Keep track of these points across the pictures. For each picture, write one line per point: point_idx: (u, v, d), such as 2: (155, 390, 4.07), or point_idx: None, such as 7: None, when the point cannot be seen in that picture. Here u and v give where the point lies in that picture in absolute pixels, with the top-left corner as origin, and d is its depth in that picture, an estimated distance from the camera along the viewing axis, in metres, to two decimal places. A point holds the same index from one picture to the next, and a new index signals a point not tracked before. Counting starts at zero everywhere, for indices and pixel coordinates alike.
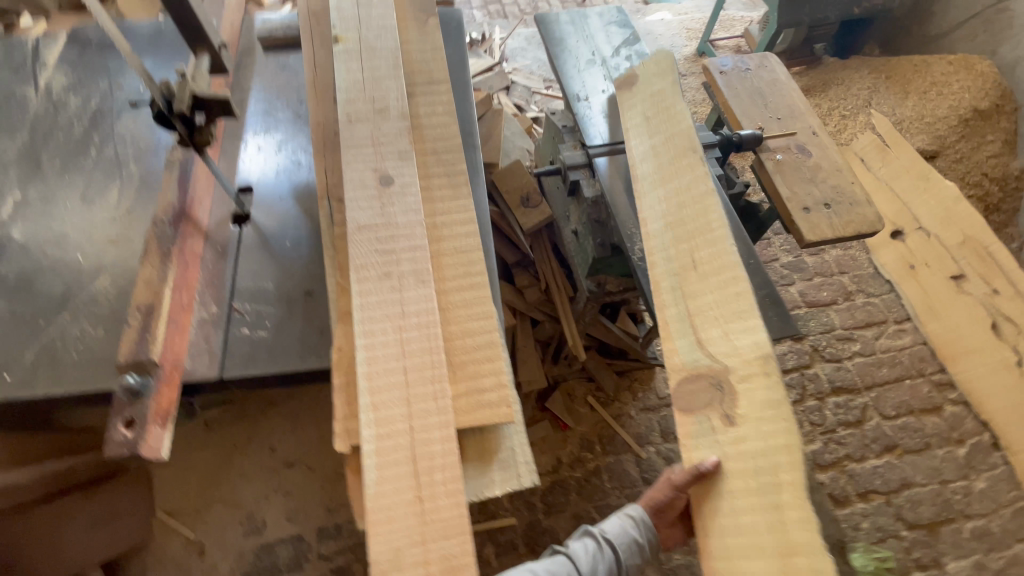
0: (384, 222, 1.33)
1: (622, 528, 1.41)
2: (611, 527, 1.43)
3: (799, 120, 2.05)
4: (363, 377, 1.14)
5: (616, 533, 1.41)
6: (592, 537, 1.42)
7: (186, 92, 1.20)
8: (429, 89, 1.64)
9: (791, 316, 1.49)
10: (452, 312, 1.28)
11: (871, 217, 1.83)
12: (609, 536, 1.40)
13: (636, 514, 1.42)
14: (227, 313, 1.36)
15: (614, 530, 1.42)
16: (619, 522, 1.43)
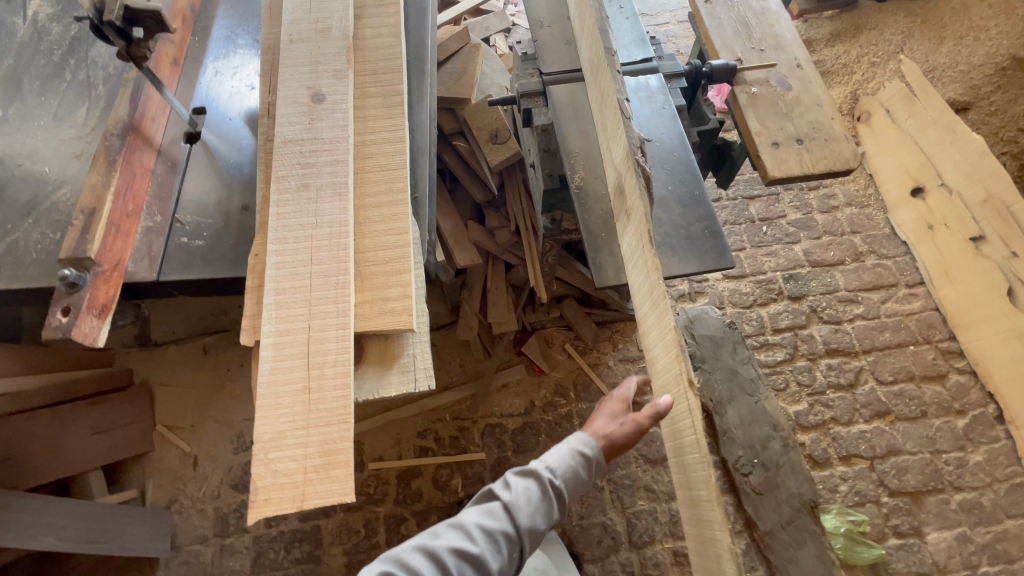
0: (310, 136, 1.38)
1: (563, 460, 1.38)
2: (553, 463, 1.38)
3: (784, 52, 1.91)
4: (271, 279, 1.20)
5: (556, 467, 1.37)
6: (529, 477, 1.35)
7: (116, 2, 1.24)
8: (377, 12, 1.63)
9: (728, 248, 1.44)
10: (368, 225, 1.32)
11: (847, 154, 1.71)
12: (550, 473, 1.36)
13: (582, 444, 1.41)
14: (170, 223, 1.46)
15: (554, 465, 1.37)
16: (563, 455, 1.39)
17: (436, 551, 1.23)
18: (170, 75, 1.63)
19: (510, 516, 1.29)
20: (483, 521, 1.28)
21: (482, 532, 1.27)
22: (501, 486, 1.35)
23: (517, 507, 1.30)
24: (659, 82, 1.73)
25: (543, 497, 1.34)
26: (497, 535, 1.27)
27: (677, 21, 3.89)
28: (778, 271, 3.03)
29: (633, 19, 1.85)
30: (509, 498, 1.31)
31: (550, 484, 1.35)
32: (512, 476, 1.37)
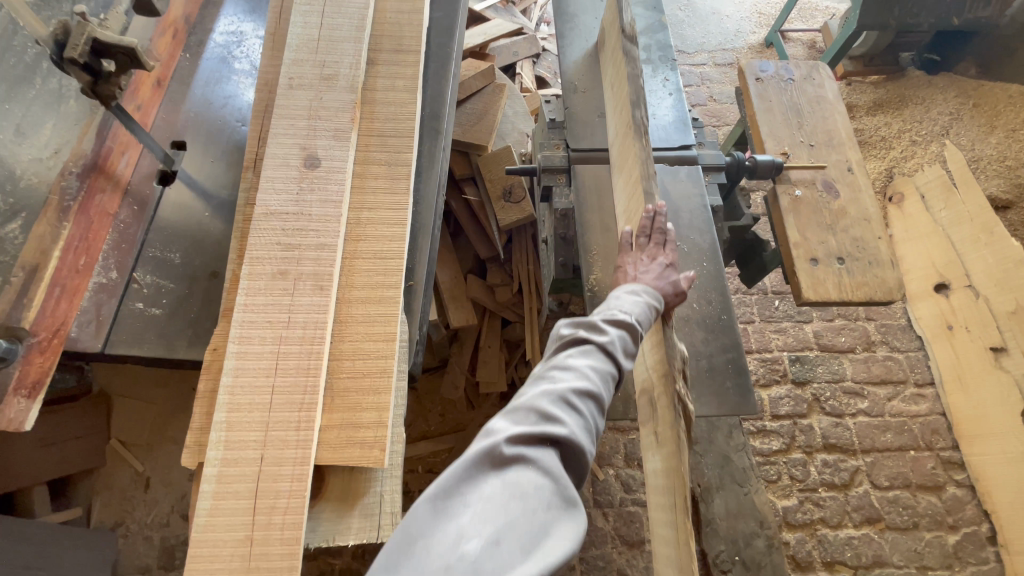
0: (296, 211, 1.19)
1: (644, 307, 1.10)
2: (637, 312, 1.07)
3: (836, 151, 1.74)
4: (224, 391, 1.02)
5: (640, 314, 1.08)
6: (620, 319, 1.04)
7: (81, 34, 1.05)
8: (393, 58, 1.44)
9: (752, 391, 1.28)
10: (348, 326, 1.14)
11: (891, 283, 1.56)
12: (638, 319, 1.06)
13: (654, 294, 1.14)
14: (127, 283, 1.28)
15: (640, 311, 1.08)
16: (640, 302, 1.10)
17: (561, 395, 0.87)
18: (148, 94, 1.43)
19: (614, 358, 0.99)
20: (594, 365, 0.94)
21: (596, 373, 0.94)
22: (590, 327, 1.02)
23: (619, 347, 0.99)
24: (695, 176, 1.56)
25: (636, 342, 1.05)
26: (607, 377, 0.96)
27: (715, 63, 3.69)
28: (785, 350, 2.88)
29: (677, 95, 1.68)
30: (610, 338, 0.99)
31: (639, 330, 1.06)
32: (598, 319, 1.04)
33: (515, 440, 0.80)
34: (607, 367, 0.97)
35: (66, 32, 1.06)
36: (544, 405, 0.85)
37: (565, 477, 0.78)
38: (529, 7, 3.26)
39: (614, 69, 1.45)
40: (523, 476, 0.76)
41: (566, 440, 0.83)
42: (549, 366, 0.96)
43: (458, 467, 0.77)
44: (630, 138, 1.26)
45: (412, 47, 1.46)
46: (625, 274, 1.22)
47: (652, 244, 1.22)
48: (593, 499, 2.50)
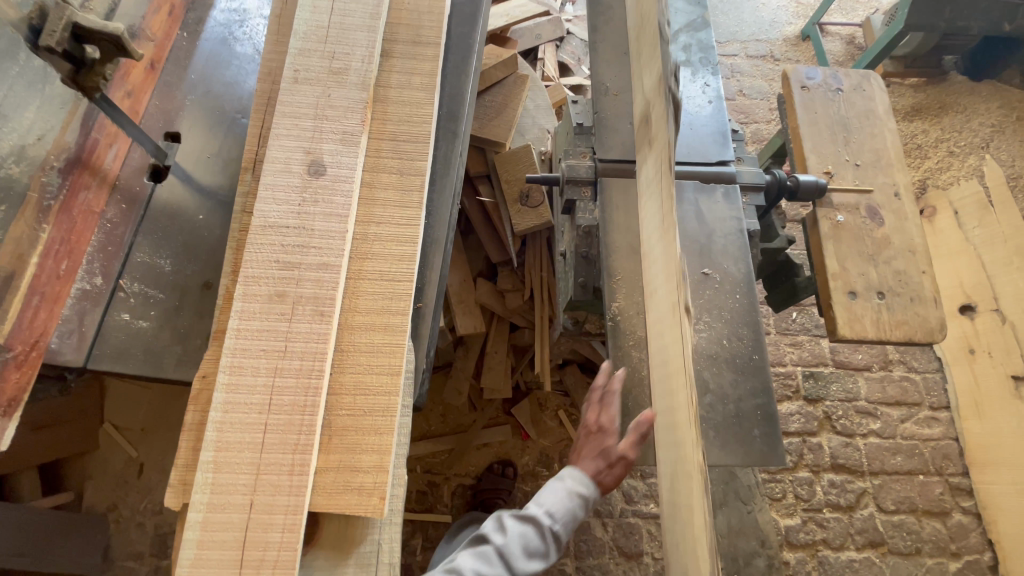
0: (297, 224, 1.08)
1: (565, 501, 1.25)
2: (552, 504, 1.25)
3: (883, 173, 1.61)
4: (212, 428, 0.93)
5: (555, 508, 1.25)
6: (528, 516, 1.24)
7: (59, 19, 0.92)
8: (410, 51, 1.31)
9: (781, 442, 1.19)
10: (350, 356, 1.04)
11: (932, 322, 1.45)
12: (549, 513, 1.24)
13: (581, 480, 1.27)
14: (112, 290, 1.17)
15: (555, 505, 1.25)
16: (561, 497, 1.26)
17: (456, 565, 1.19)
18: (140, 78, 1.30)
19: (510, 564, 1.20)
20: (493, 553, 1.21)
21: (520, 543, 1.22)
22: (522, 520, 1.25)
23: (515, 552, 1.21)
24: (733, 196, 1.43)
25: (540, 539, 1.24)
26: (528, 553, 1.23)
27: (746, 55, 3.50)
28: (798, 365, 2.79)
29: (716, 104, 1.54)
30: (513, 538, 1.22)
31: (547, 526, 1.25)
32: (512, 515, 1.26)
33: None
34: (533, 533, 1.23)
35: (42, 13, 0.94)
36: None
37: None
38: None
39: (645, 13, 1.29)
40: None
41: None
42: (451, 561, 1.22)
43: None
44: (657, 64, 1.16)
45: (430, 40, 1.33)
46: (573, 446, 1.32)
47: (594, 404, 1.26)
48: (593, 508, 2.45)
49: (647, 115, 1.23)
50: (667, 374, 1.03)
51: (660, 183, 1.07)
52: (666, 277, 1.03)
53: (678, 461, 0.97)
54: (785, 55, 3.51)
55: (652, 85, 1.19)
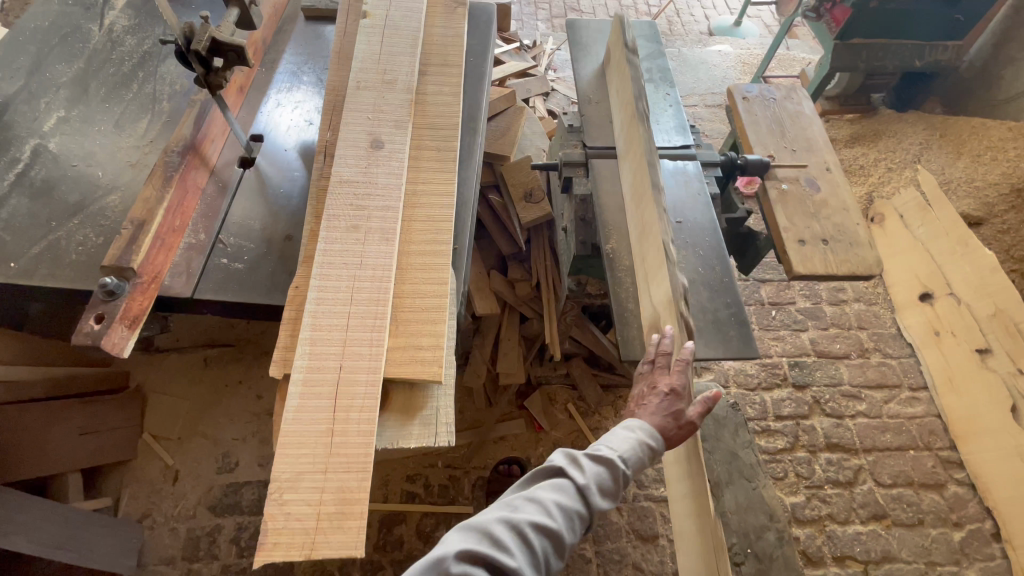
0: (365, 180, 1.42)
1: (634, 445, 1.24)
2: (617, 445, 1.24)
3: (816, 154, 2.01)
4: (308, 314, 1.21)
5: (625, 450, 1.23)
6: (600, 456, 1.21)
7: (205, 34, 1.31)
8: (440, 70, 1.74)
9: (753, 339, 1.47)
10: (409, 271, 1.35)
11: (870, 260, 1.77)
12: (621, 456, 1.22)
13: (649, 431, 1.26)
14: (212, 243, 1.48)
15: (626, 448, 1.23)
16: (629, 440, 1.24)
17: (518, 524, 1.08)
18: (233, 98, 1.73)
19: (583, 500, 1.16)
20: (557, 502, 1.13)
21: (560, 510, 1.12)
22: (571, 464, 1.19)
23: (592, 489, 1.16)
24: (695, 168, 1.82)
25: (613, 480, 1.21)
26: (572, 515, 1.13)
27: (704, 105, 4.10)
28: (784, 356, 3.07)
29: (677, 107, 1.97)
30: (587, 481, 1.16)
31: (622, 467, 1.21)
32: (581, 454, 1.22)
33: (463, 558, 1.01)
34: (601, 474, 1.19)
35: (190, 34, 1.33)
36: (498, 529, 1.06)
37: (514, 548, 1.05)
38: (541, 54, 3.82)
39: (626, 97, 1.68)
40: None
41: (511, 568, 1.02)
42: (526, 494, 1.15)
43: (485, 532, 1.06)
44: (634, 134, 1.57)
45: (455, 62, 1.77)
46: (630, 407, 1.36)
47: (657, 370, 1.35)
48: None
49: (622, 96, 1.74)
50: (655, 268, 1.41)
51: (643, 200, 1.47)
52: (647, 222, 1.45)
53: (656, 265, 1.40)
54: None
55: (631, 147, 1.60)
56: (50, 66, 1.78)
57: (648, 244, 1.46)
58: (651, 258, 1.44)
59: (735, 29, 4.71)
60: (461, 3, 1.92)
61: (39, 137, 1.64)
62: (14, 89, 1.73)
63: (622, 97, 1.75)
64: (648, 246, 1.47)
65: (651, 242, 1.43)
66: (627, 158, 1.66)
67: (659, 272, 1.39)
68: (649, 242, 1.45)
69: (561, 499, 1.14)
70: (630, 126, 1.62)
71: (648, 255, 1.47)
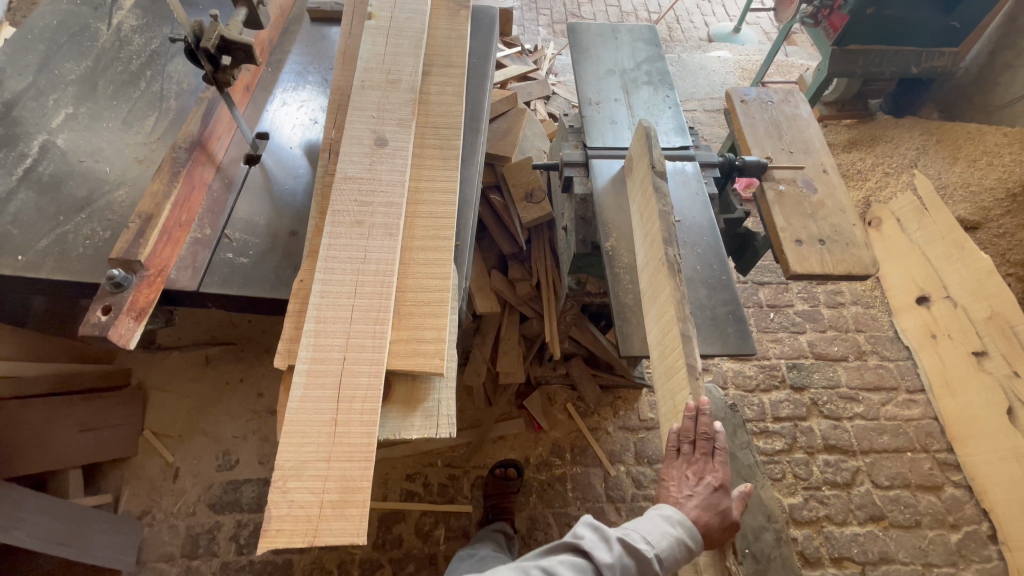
0: (369, 176, 1.45)
1: (668, 543, 1.33)
2: (649, 536, 1.35)
3: (812, 157, 2.04)
4: (313, 305, 1.23)
5: (659, 546, 1.33)
6: (632, 547, 1.32)
7: (214, 32, 1.34)
8: (443, 71, 1.77)
9: (751, 336, 1.49)
10: (411, 265, 1.37)
11: (866, 260, 1.80)
12: (655, 553, 1.31)
13: (687, 528, 1.34)
14: (218, 238, 1.50)
15: (661, 546, 1.32)
16: (661, 533, 1.34)
17: None
18: (240, 96, 1.76)
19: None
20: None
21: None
22: (600, 544, 1.34)
23: (614, 574, 1.29)
24: (694, 169, 1.85)
25: (640, 571, 1.32)
26: None
27: (703, 110, 4.14)
28: (782, 358, 3.09)
29: (676, 109, 1.99)
30: (609, 561, 1.30)
31: (651, 563, 1.31)
32: (613, 535, 1.35)
33: None
34: (625, 562, 1.31)
35: (199, 32, 1.36)
36: None
37: None
38: (542, 59, 3.86)
39: (644, 193, 1.55)
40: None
41: None
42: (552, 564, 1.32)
43: None
44: (655, 248, 1.46)
45: (458, 63, 1.80)
46: (671, 492, 1.41)
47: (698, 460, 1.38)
48: (606, 494, 2.57)
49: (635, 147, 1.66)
50: (669, 381, 1.40)
51: (661, 318, 1.42)
52: (663, 339, 1.42)
53: (673, 383, 1.38)
54: None
55: (649, 253, 1.50)
56: (59, 64, 1.81)
57: (664, 353, 1.42)
58: (664, 367, 1.42)
59: (733, 36, 4.76)
60: (463, 6, 1.95)
61: (48, 134, 1.66)
62: (23, 86, 1.76)
63: (638, 187, 1.61)
64: (661, 352, 1.43)
65: (668, 358, 1.39)
66: (641, 254, 1.56)
67: (674, 385, 1.37)
68: (664, 352, 1.42)
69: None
70: (641, 165, 1.60)
71: (660, 361, 1.45)
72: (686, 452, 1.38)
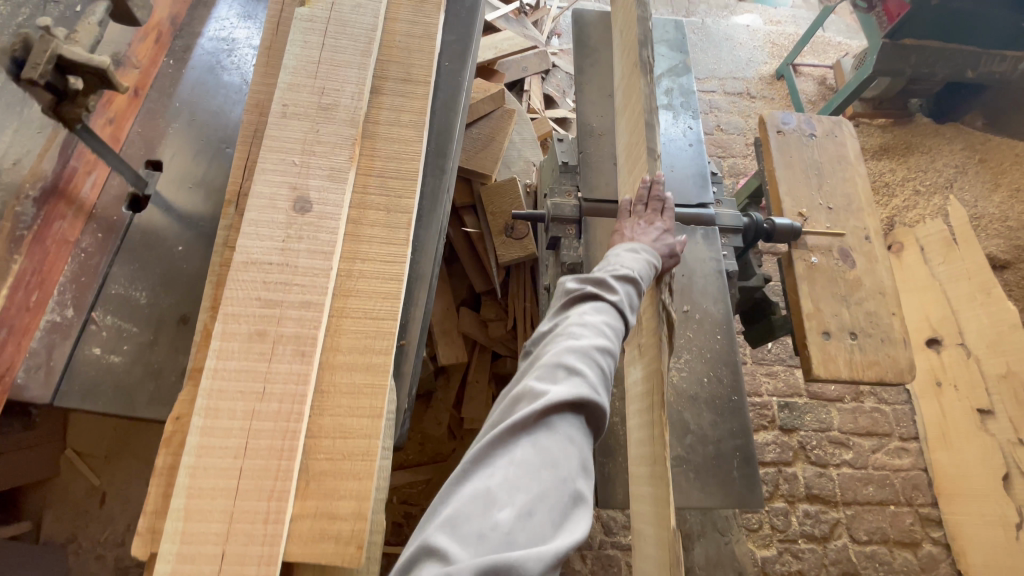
0: (280, 262, 1.06)
1: (645, 264, 1.11)
2: (633, 267, 1.08)
3: (854, 216, 1.67)
4: (184, 472, 0.91)
5: (641, 270, 1.09)
6: (625, 275, 1.04)
7: (43, 52, 0.90)
8: (400, 87, 1.33)
9: (759, 485, 1.21)
10: (330, 398, 1.03)
11: (902, 363, 1.50)
12: (641, 276, 1.07)
13: (652, 253, 1.16)
14: (84, 322, 1.15)
15: (640, 268, 1.09)
16: (637, 260, 1.10)
17: (586, 350, 0.86)
18: (123, 105, 1.30)
19: (624, 319, 0.98)
20: (608, 322, 0.94)
21: (612, 330, 0.94)
22: (598, 283, 1.01)
23: (629, 305, 0.99)
24: (712, 237, 1.46)
25: (637, 297, 1.06)
26: (619, 333, 0.96)
27: (724, 92, 3.62)
28: (773, 396, 2.86)
29: (698, 146, 1.59)
30: (621, 296, 0.99)
31: (641, 285, 1.07)
32: (602, 277, 1.03)
33: (546, 396, 0.78)
34: (633, 291, 1.03)
35: (24, 50, 0.93)
36: (570, 362, 0.83)
37: (589, 383, 0.82)
38: (543, 19, 3.26)
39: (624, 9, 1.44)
40: (550, 444, 0.74)
41: (598, 397, 0.82)
42: (567, 321, 0.94)
43: (540, 376, 0.81)
44: (631, 54, 1.36)
45: (420, 78, 1.35)
46: (622, 238, 1.23)
47: (649, 211, 1.24)
48: None
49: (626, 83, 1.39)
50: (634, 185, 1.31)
51: (632, 120, 1.32)
52: (633, 145, 1.32)
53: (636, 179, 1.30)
54: (762, 91, 3.66)
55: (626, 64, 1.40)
56: None
57: (632, 159, 1.33)
58: (632, 173, 1.33)
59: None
60: None
61: None
62: None
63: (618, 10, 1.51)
64: (629, 160, 1.35)
65: (633, 159, 1.31)
66: (619, 77, 1.48)
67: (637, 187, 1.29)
68: (632, 154, 1.33)
69: (608, 323, 0.94)
70: (625, 35, 1.42)
71: (628, 166, 1.37)
72: (636, 212, 1.27)
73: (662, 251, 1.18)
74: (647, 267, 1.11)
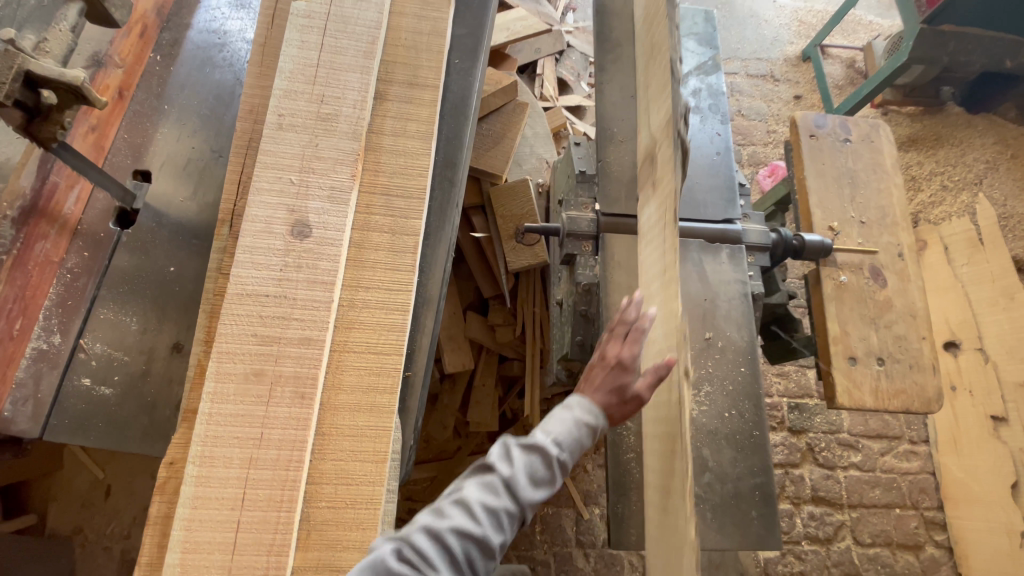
0: (277, 294, 0.98)
1: (574, 428, 0.91)
2: (560, 429, 0.90)
3: (888, 232, 1.57)
4: (179, 525, 0.86)
5: (564, 436, 0.89)
6: (534, 444, 0.88)
7: (9, 68, 0.83)
8: (406, 92, 1.22)
9: (778, 528, 1.16)
10: (332, 441, 0.97)
11: (930, 392, 1.43)
12: (558, 444, 0.88)
13: (591, 409, 0.93)
14: (71, 352, 1.13)
15: (564, 432, 0.89)
16: (568, 421, 0.91)
17: (432, 541, 0.78)
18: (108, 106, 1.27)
19: (516, 494, 0.84)
20: (483, 501, 0.82)
21: (487, 515, 0.82)
22: (500, 451, 0.88)
23: (521, 484, 0.84)
24: (738, 257, 1.37)
25: (550, 468, 0.87)
26: (501, 513, 0.83)
27: (746, 74, 3.43)
28: (784, 397, 2.81)
29: (726, 155, 1.48)
30: (514, 473, 0.84)
31: (558, 455, 0.88)
32: (511, 441, 0.89)
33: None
34: (537, 462, 0.86)
35: None
36: (408, 552, 0.77)
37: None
38: None
39: None
40: None
41: None
42: (452, 490, 0.86)
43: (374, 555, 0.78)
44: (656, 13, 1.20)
45: (428, 82, 1.24)
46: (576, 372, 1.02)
47: (613, 339, 1.00)
48: (576, 538, 2.43)
49: (653, 68, 1.20)
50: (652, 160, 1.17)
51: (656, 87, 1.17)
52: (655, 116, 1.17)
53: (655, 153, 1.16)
54: (787, 74, 3.46)
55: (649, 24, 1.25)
56: None
57: (650, 132, 1.19)
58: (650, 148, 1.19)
59: None
60: None
61: None
62: None
63: None
64: (648, 132, 1.21)
65: (654, 130, 1.17)
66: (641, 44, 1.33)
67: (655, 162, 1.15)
68: (652, 125, 1.18)
69: (486, 503, 0.83)
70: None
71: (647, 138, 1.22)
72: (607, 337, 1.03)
73: (617, 401, 0.95)
74: (574, 427, 0.91)
